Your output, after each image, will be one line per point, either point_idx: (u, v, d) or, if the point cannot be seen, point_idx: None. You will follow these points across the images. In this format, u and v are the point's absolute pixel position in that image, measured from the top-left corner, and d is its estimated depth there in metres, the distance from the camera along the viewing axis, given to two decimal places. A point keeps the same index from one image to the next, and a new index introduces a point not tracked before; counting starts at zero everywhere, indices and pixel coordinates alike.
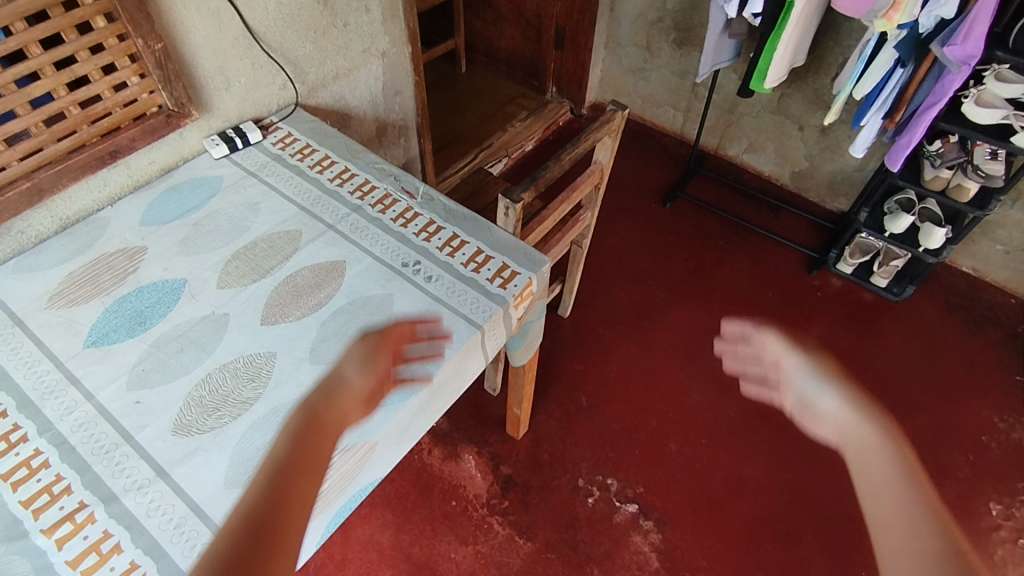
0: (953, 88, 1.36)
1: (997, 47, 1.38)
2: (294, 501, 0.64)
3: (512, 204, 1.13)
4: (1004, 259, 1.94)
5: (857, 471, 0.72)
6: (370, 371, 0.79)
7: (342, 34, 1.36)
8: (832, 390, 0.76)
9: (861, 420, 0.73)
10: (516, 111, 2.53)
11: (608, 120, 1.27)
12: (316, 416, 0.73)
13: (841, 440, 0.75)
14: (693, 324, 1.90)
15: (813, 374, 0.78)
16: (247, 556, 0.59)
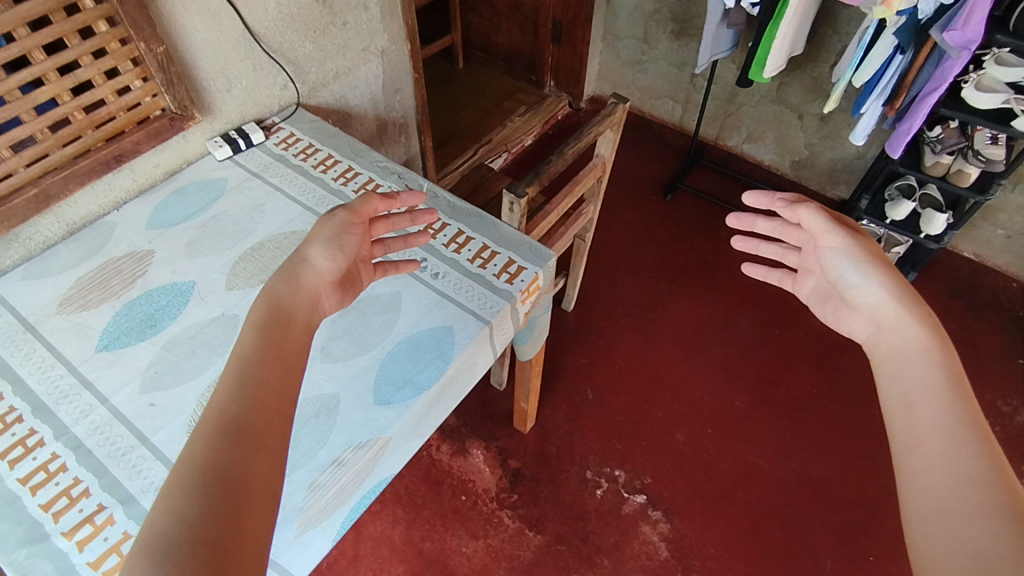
0: (954, 72, 1.37)
1: (997, 30, 1.38)
2: (274, 402, 0.60)
3: (517, 199, 1.14)
4: (1005, 244, 1.94)
5: (892, 373, 0.72)
6: (338, 253, 0.74)
7: (341, 32, 1.36)
8: (877, 279, 0.79)
9: (907, 327, 0.73)
10: (515, 106, 2.53)
11: (610, 113, 1.27)
12: (289, 310, 0.68)
13: (882, 340, 0.76)
14: (697, 315, 1.90)
15: (859, 263, 0.81)
16: (231, 460, 0.54)
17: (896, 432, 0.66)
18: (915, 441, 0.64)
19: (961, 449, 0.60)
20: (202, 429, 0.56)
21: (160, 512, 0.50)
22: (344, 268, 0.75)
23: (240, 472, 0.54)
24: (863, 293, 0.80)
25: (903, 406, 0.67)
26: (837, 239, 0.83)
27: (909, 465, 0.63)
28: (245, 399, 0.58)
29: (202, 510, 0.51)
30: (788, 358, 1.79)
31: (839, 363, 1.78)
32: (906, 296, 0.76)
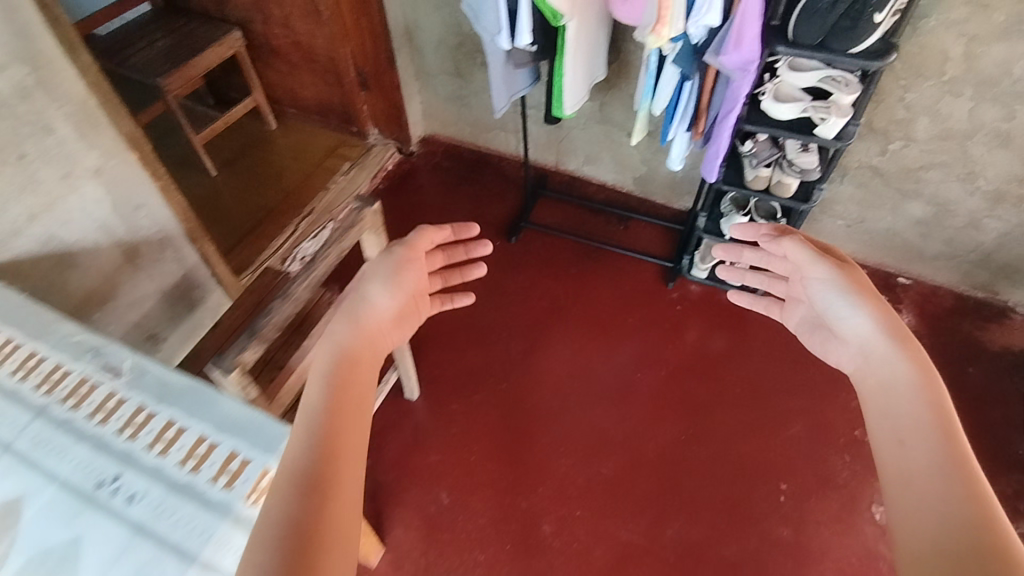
0: (744, 94, 1.25)
1: (776, 40, 1.27)
2: (341, 449, 0.70)
3: (226, 372, 0.91)
4: (847, 234, 1.90)
5: (886, 405, 0.79)
6: (392, 288, 0.91)
7: (18, 169, 1.09)
8: (867, 311, 0.90)
9: (901, 360, 0.82)
10: (337, 163, 2.30)
11: (353, 224, 1.03)
12: (356, 342, 0.83)
13: (874, 375, 0.84)
14: (556, 372, 1.75)
15: (851, 297, 0.93)
16: (298, 513, 0.63)
17: (885, 460, 0.73)
18: (904, 468, 0.70)
19: (946, 474, 0.66)
20: (283, 481, 0.66)
21: (252, 558, 0.60)
22: (400, 302, 0.92)
23: (321, 516, 0.63)
24: (853, 324, 0.91)
25: (895, 442, 0.73)
26: (827, 271, 0.97)
27: (898, 495, 0.68)
28: (316, 450, 0.69)
29: (288, 549, 0.60)
30: (652, 405, 1.67)
31: (704, 397, 1.69)
32: (895, 333, 0.86)
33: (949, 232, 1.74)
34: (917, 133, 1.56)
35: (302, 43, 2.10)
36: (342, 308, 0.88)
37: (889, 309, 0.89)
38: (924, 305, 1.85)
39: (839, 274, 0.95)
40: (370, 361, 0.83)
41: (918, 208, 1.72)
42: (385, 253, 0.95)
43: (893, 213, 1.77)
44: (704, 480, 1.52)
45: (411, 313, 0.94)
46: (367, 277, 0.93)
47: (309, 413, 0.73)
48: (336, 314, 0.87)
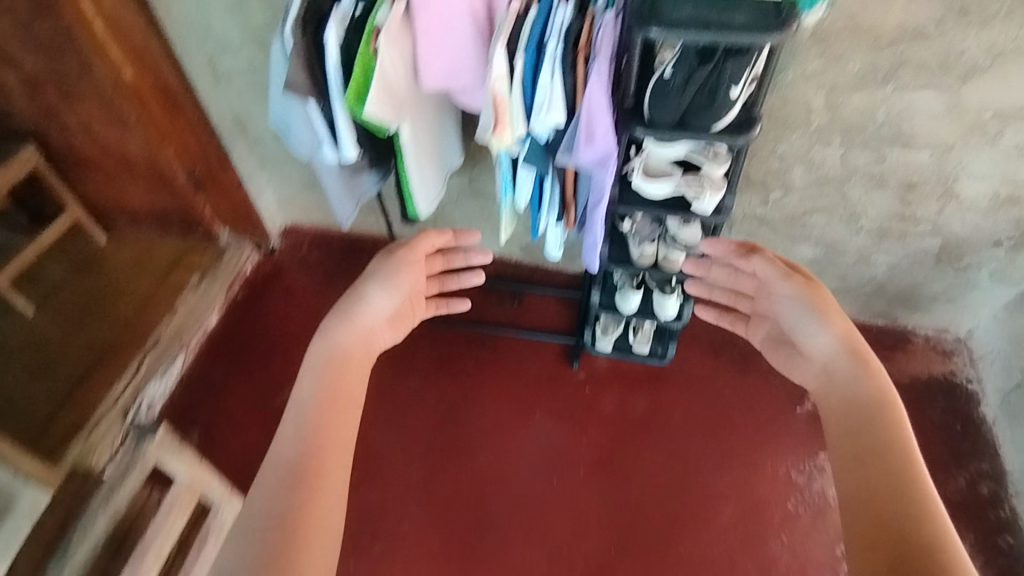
0: (609, 185, 1.11)
1: (634, 122, 1.14)
2: (330, 445, 0.72)
3: None
4: None
5: (846, 419, 0.79)
6: (392, 290, 0.95)
7: None
8: (830, 327, 0.90)
9: (862, 377, 0.82)
10: (185, 277, 2.00)
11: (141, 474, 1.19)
12: (355, 340, 0.86)
13: (836, 390, 0.84)
14: (468, 500, 1.58)
15: (814, 311, 0.93)
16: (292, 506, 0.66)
17: (848, 471, 0.73)
18: (869, 475, 0.70)
19: (900, 495, 0.67)
20: (268, 476, 0.69)
21: (233, 557, 0.63)
22: (396, 303, 0.96)
23: (301, 515, 0.66)
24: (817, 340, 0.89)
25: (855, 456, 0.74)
26: (793, 288, 0.98)
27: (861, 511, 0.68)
28: (298, 452, 0.71)
29: (269, 548, 0.63)
30: (576, 518, 1.54)
31: (630, 496, 1.56)
32: (851, 351, 0.86)
33: (841, 269, 1.68)
34: (794, 182, 1.49)
35: (113, 151, 1.77)
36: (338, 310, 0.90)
37: (844, 322, 0.90)
38: None
39: (805, 291, 0.96)
40: (365, 358, 0.86)
41: (809, 249, 1.66)
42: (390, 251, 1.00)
43: (785, 255, 1.70)
44: (649, 514, 1.54)
45: (406, 312, 0.98)
46: (369, 277, 0.96)
47: (296, 404, 0.76)
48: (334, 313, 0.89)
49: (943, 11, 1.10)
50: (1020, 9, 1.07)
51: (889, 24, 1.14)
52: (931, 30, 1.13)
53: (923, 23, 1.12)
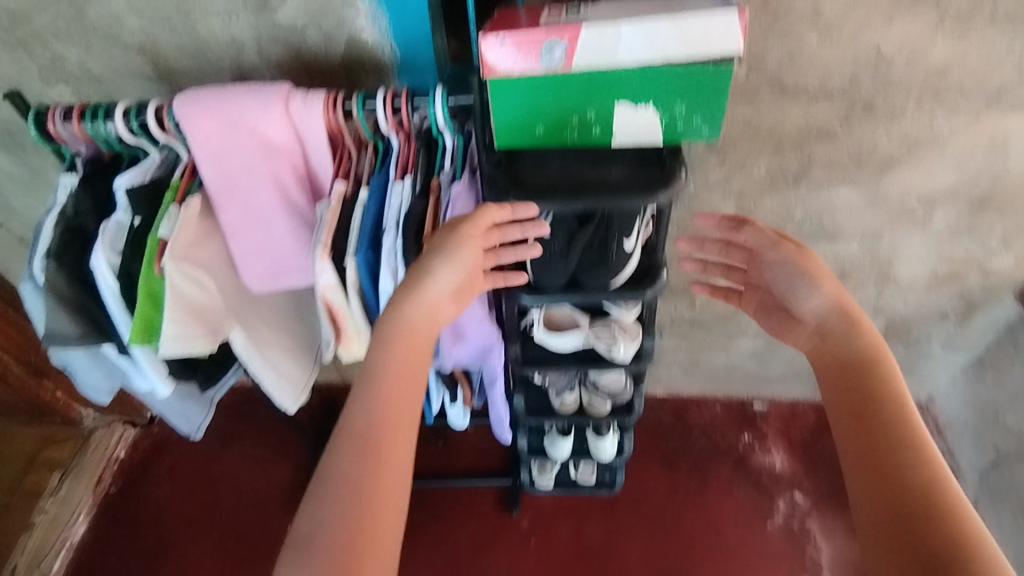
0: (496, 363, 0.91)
1: (519, 288, 0.93)
2: (399, 420, 0.65)
3: None
4: (687, 376, 1.64)
5: (845, 380, 0.68)
6: (456, 262, 0.73)
7: None
8: (822, 290, 0.73)
9: (850, 338, 0.70)
10: (43, 476, 1.69)
11: None
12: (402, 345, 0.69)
13: (825, 350, 0.72)
14: None
15: (802, 273, 0.74)
16: (361, 478, 0.60)
17: (848, 441, 0.63)
18: (877, 449, 0.61)
19: (898, 469, 0.59)
20: (341, 444, 0.62)
21: (316, 519, 0.57)
22: (459, 277, 0.75)
23: (372, 487, 0.60)
24: (806, 303, 0.74)
25: (852, 418, 0.64)
26: (781, 255, 0.76)
27: (868, 481, 0.59)
28: (365, 423, 0.64)
29: (341, 515, 0.58)
30: None
31: None
32: (845, 319, 0.71)
33: (786, 356, 1.52)
34: None
35: None
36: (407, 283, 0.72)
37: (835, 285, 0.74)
38: (789, 432, 1.63)
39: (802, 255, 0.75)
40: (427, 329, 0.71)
41: (749, 342, 1.49)
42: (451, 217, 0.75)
43: (725, 351, 1.52)
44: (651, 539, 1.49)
45: (471, 288, 0.77)
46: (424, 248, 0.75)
47: (369, 366, 0.68)
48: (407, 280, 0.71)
49: (846, 108, 0.95)
50: (929, 99, 0.93)
51: (790, 127, 0.99)
52: (838, 128, 0.98)
53: (827, 123, 0.97)
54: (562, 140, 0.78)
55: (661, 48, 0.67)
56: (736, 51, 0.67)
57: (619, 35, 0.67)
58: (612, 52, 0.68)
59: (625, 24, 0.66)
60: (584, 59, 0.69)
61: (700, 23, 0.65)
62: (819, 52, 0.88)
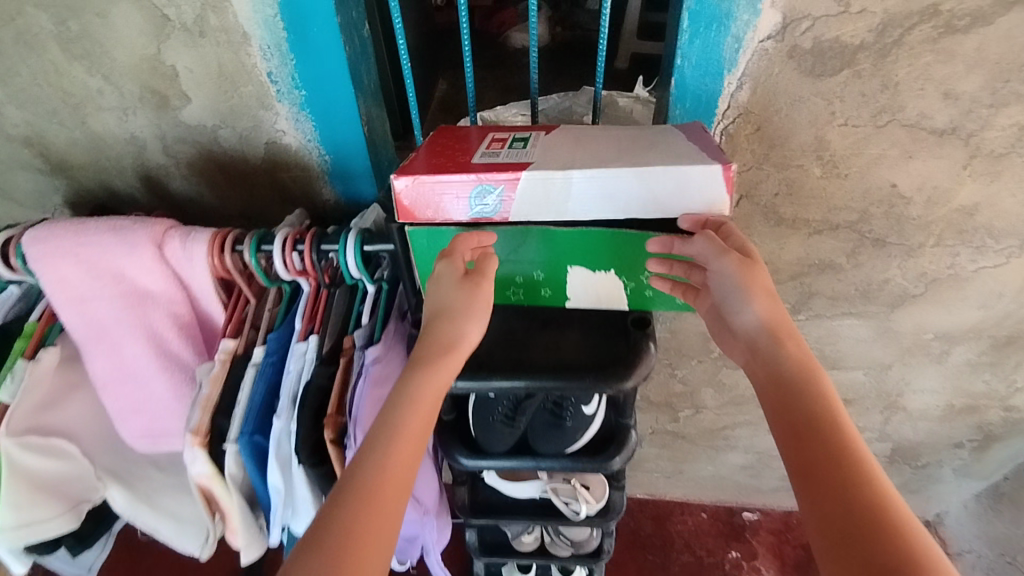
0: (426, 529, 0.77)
1: (455, 445, 0.76)
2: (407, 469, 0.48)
3: None
4: (670, 482, 1.47)
5: (779, 404, 0.49)
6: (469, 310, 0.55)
7: None
8: (757, 304, 0.52)
9: (780, 355, 0.51)
10: None
11: None
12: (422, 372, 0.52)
13: (754, 368, 0.53)
14: None
15: (736, 281, 0.52)
16: (353, 525, 0.44)
17: (792, 488, 0.45)
18: (828, 493, 0.43)
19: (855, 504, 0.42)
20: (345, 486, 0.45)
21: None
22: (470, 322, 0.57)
23: (364, 541, 0.43)
24: (738, 321, 0.53)
25: (794, 444, 0.47)
26: (726, 269, 0.52)
27: (817, 539, 0.42)
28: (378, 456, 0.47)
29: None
30: None
31: None
32: (778, 333, 0.52)
33: (780, 471, 1.36)
34: (706, 403, 1.17)
35: None
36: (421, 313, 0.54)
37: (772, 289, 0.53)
38: (781, 550, 1.46)
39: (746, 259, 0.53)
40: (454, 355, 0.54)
41: (738, 456, 1.33)
42: (455, 249, 0.55)
43: (712, 462, 1.36)
44: None
45: None
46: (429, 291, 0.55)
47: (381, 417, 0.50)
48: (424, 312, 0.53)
49: (854, 243, 0.81)
50: (952, 238, 0.79)
51: (788, 258, 0.84)
52: (844, 261, 0.84)
53: (832, 255, 0.83)
54: (505, 297, 0.63)
55: (623, 206, 0.54)
56: (721, 208, 0.54)
57: (570, 186, 0.52)
58: (560, 205, 0.54)
59: (577, 173, 0.51)
60: (525, 210, 0.54)
61: (676, 178, 0.52)
62: (823, 184, 0.74)
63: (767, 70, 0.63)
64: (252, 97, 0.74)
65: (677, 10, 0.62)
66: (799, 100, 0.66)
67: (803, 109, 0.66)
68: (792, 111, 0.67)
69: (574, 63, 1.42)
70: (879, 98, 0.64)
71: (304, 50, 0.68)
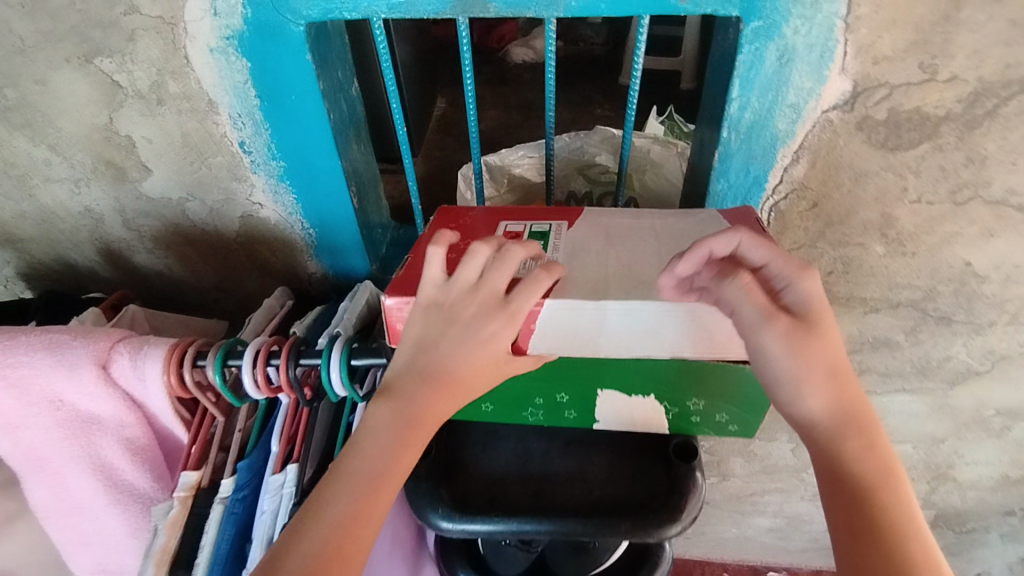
0: None
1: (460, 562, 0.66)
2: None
3: None
4: (689, 542, 1.36)
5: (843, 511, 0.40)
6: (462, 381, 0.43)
7: None
8: (816, 395, 0.41)
9: (845, 452, 0.41)
10: None
11: None
12: (439, 393, 0.42)
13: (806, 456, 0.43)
14: None
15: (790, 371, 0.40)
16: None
17: None
18: None
19: None
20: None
21: None
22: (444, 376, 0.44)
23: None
24: (788, 410, 0.42)
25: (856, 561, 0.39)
26: (772, 349, 0.39)
27: None
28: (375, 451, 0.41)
29: None
30: None
31: None
32: (844, 421, 0.41)
33: (810, 535, 1.25)
34: (734, 471, 1.07)
35: None
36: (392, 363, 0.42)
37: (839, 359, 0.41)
38: None
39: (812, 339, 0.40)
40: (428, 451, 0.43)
41: (765, 520, 1.22)
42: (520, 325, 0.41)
43: (736, 525, 1.26)
44: None
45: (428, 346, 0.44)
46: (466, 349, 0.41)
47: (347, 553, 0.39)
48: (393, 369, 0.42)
49: (915, 319, 0.71)
50: None
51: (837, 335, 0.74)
52: (901, 338, 0.73)
53: (889, 332, 0.73)
54: (521, 417, 0.53)
55: (669, 341, 0.43)
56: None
57: (601, 316, 0.42)
58: (590, 337, 0.43)
59: (612, 303, 0.42)
60: (547, 342, 0.44)
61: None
62: (885, 262, 0.64)
63: (830, 142, 0.54)
64: (222, 168, 0.63)
65: (725, 75, 0.52)
66: (865, 176, 0.56)
67: (869, 185, 0.56)
68: (856, 188, 0.57)
69: (580, 81, 1.30)
70: (961, 172, 0.54)
71: (281, 118, 0.58)
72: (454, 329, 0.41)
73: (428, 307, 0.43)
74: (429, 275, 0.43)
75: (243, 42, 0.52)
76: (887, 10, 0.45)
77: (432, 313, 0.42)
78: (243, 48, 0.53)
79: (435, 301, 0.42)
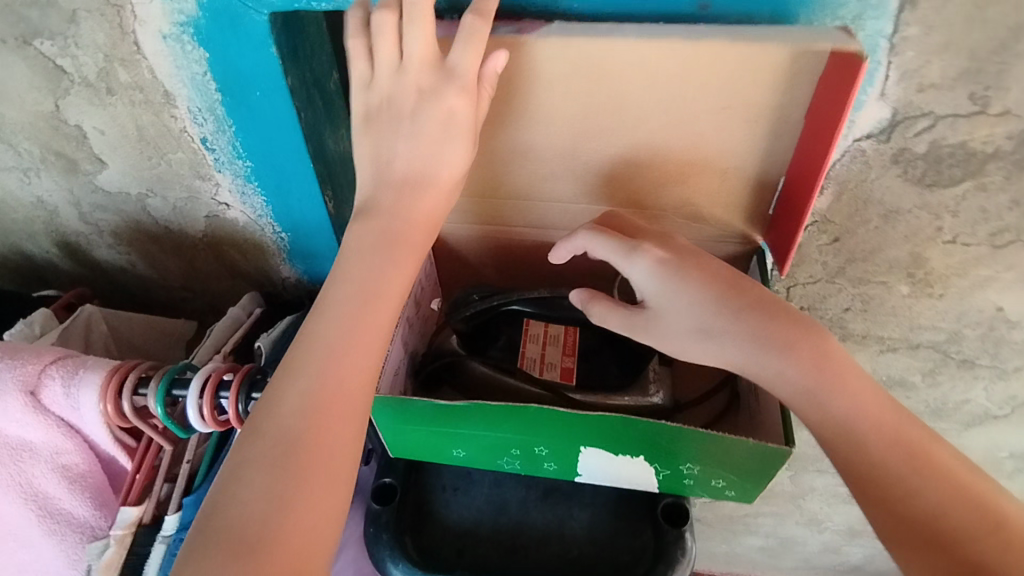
0: None
1: None
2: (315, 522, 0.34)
3: None
4: None
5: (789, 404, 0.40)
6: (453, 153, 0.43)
7: None
8: (704, 341, 0.42)
9: (766, 352, 0.40)
10: None
11: None
12: (418, 191, 0.42)
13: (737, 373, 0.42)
14: None
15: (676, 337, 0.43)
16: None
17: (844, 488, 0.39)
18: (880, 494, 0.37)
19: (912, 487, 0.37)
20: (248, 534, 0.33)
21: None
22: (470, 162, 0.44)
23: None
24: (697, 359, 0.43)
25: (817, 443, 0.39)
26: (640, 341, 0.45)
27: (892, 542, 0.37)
28: (340, 294, 0.40)
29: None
30: None
31: None
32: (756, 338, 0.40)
33: (802, 555, 1.21)
34: None
35: None
36: (348, 415, 0.37)
37: (697, 317, 0.42)
38: None
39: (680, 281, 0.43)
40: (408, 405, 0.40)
41: (757, 539, 1.18)
42: (474, 87, 0.41)
43: (726, 541, 1.22)
44: None
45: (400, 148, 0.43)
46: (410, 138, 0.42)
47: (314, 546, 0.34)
48: (348, 423, 0.37)
49: (935, 361, 0.65)
50: None
51: None
52: (917, 379, 0.68)
53: (905, 372, 0.67)
54: (495, 463, 0.48)
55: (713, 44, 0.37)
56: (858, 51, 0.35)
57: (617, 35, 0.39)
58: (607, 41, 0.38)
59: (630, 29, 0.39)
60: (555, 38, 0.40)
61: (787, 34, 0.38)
62: (908, 302, 0.58)
63: (859, 175, 0.48)
64: (183, 165, 0.57)
65: None
66: (896, 213, 0.50)
67: (899, 223, 0.50)
68: (885, 225, 0.51)
69: None
70: (1004, 216, 0.48)
71: (245, 116, 0.51)
72: (402, 124, 0.42)
73: (372, 107, 0.43)
74: (361, 74, 0.43)
75: (200, 30, 0.46)
76: (940, 32, 0.39)
77: (374, 119, 0.43)
78: (200, 36, 0.46)
79: (370, 101, 0.43)
